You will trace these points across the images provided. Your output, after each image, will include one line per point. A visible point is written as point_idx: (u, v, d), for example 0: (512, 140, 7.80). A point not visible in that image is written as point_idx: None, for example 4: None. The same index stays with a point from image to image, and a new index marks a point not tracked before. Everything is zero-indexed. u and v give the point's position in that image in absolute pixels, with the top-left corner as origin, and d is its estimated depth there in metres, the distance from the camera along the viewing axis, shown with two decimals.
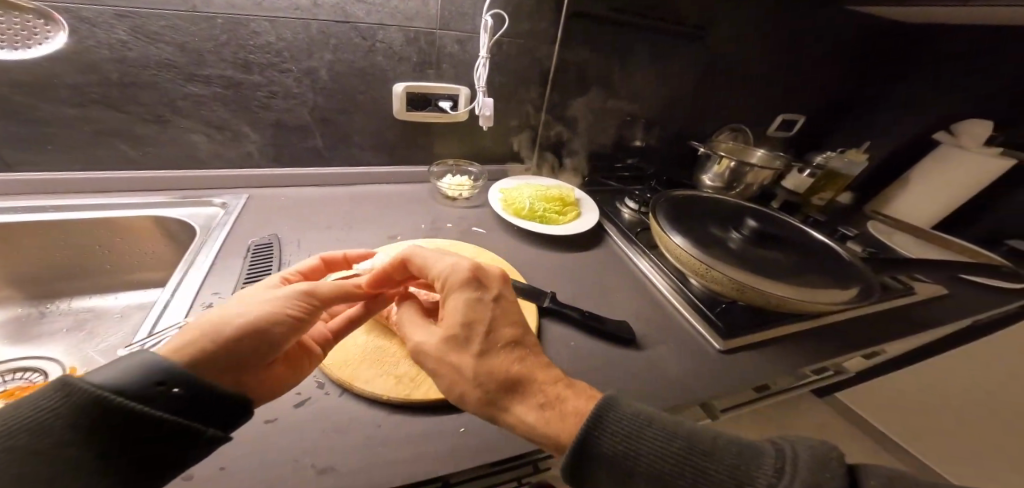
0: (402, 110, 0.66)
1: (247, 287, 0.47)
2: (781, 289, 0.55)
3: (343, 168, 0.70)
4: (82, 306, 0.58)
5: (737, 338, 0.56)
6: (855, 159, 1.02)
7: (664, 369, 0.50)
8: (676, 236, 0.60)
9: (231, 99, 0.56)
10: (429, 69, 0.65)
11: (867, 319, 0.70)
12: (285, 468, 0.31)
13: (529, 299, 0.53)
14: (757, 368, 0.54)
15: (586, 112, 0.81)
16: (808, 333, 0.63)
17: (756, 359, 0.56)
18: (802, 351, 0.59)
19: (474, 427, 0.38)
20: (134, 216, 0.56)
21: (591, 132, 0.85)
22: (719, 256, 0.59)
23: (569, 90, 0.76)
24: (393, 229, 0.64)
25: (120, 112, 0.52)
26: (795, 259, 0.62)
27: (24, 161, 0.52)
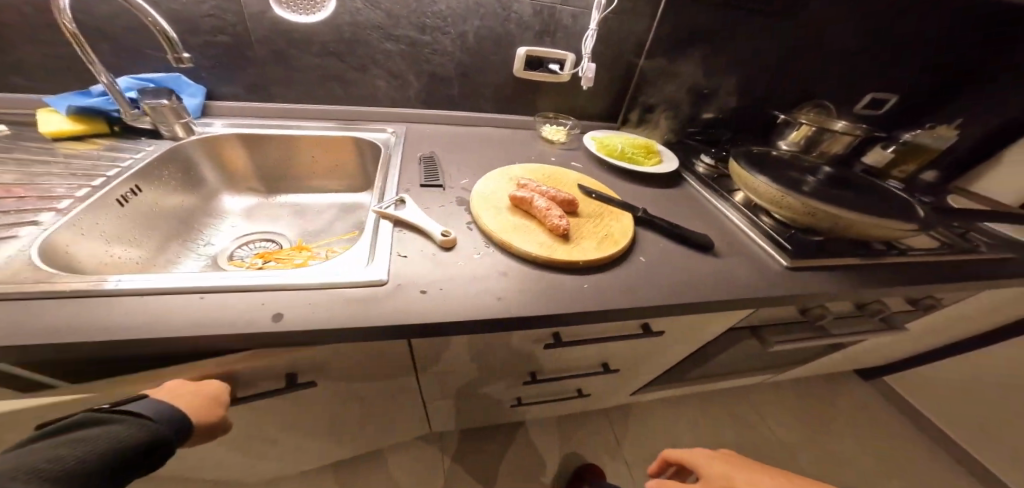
0: (520, 69, 0.83)
1: (426, 181, 0.68)
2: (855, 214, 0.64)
3: (472, 113, 0.90)
4: (295, 202, 0.84)
5: (807, 260, 0.65)
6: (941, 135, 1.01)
7: (735, 268, 0.63)
8: (754, 172, 0.71)
9: (409, 53, 0.77)
10: (546, 37, 0.81)
11: (953, 266, 0.73)
12: (478, 294, 0.51)
13: (625, 209, 0.67)
14: (820, 283, 0.63)
15: (675, 77, 0.92)
16: (881, 266, 0.69)
17: (825, 279, 0.64)
18: (862, 277, 0.66)
19: (592, 285, 0.55)
20: (338, 134, 0.80)
21: (675, 94, 0.95)
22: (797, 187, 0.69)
23: (660, 55, 0.88)
24: (511, 156, 0.82)
25: (341, 62, 0.75)
26: (864, 200, 0.70)
27: (279, 93, 0.78)
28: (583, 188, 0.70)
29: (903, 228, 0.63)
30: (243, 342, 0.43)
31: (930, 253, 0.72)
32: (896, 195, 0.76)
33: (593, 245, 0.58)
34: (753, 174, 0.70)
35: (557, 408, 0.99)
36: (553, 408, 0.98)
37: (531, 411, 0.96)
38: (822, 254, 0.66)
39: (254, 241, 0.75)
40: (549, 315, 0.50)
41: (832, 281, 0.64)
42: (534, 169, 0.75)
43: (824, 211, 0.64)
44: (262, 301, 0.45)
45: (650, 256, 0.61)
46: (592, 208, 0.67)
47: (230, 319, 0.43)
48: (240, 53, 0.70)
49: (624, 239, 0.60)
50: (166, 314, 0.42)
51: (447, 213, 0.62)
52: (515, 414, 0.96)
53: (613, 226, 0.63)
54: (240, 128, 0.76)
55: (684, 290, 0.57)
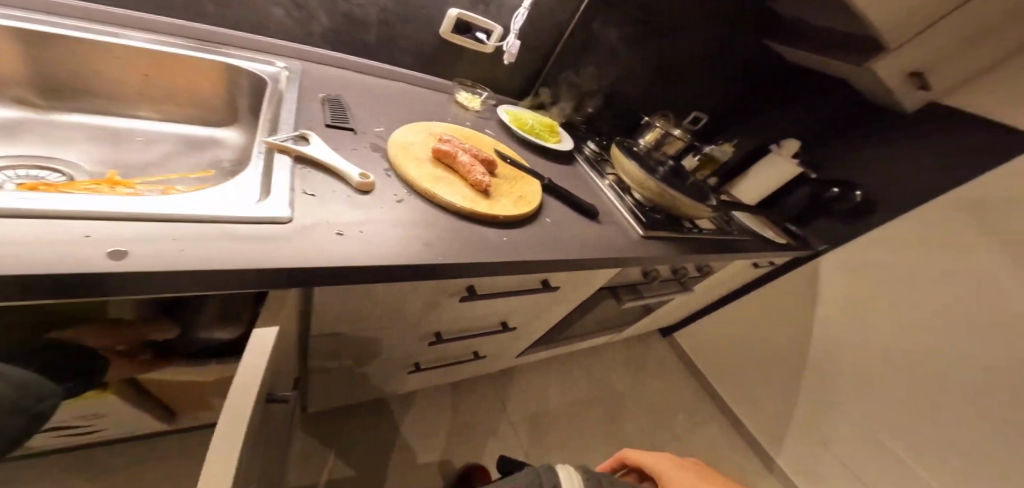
0: (447, 30, 0.81)
1: (333, 122, 0.60)
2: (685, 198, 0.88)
3: (385, 65, 0.83)
4: (93, 125, 0.60)
5: (653, 230, 0.85)
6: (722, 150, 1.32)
7: (610, 235, 0.79)
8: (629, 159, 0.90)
9: None
10: (480, 6, 0.81)
11: (732, 246, 1.09)
12: (400, 238, 0.49)
13: (535, 176, 0.75)
14: (661, 249, 0.85)
15: (578, 78, 1.05)
16: (698, 245, 0.98)
17: (665, 248, 0.86)
18: (683, 247, 0.92)
19: (507, 238, 0.60)
20: (204, 60, 0.62)
21: (576, 95, 1.09)
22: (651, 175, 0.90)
23: (569, 57, 1.00)
24: (431, 116, 0.81)
25: None
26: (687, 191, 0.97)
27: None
28: (500, 153, 0.75)
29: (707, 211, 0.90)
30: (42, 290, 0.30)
31: (715, 233, 1.05)
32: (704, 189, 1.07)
33: (510, 204, 0.63)
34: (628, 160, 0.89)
35: (454, 372, 1.03)
36: (450, 373, 1.01)
37: (428, 377, 0.97)
38: (664, 227, 0.88)
39: (18, 168, 0.51)
40: (474, 260, 0.53)
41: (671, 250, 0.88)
42: (451, 128, 0.75)
43: (667, 193, 0.85)
44: (87, 235, 0.33)
45: (551, 218, 0.71)
46: (506, 172, 0.72)
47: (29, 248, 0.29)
48: None
49: (535, 201, 0.68)
50: None
51: (362, 157, 0.57)
52: (413, 381, 0.95)
53: (525, 189, 0.69)
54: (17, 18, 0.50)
55: (579, 249, 0.68)
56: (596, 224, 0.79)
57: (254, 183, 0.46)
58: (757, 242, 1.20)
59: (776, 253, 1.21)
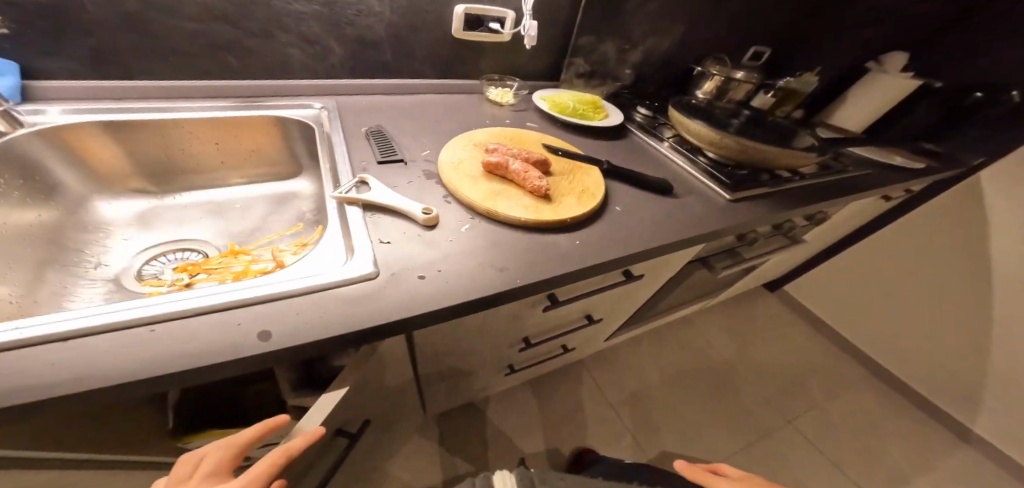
0: (460, 30, 0.77)
1: (384, 156, 0.59)
2: (778, 148, 0.73)
3: (412, 81, 0.81)
4: (206, 198, 0.67)
5: (742, 191, 0.73)
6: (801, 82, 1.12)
7: (694, 207, 0.69)
8: (693, 119, 0.77)
9: (325, 16, 0.64)
10: None
11: (847, 184, 0.89)
12: (476, 267, 0.47)
13: (592, 162, 0.68)
14: (758, 210, 0.73)
15: (616, 34, 0.91)
16: (801, 195, 0.82)
17: (761, 210, 0.73)
18: (784, 201, 0.78)
19: (583, 241, 0.55)
20: (253, 115, 0.64)
21: (618, 52, 0.95)
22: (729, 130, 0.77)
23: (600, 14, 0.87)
24: (467, 122, 0.77)
25: (230, 26, 0.59)
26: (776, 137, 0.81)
27: (161, 71, 0.60)
28: (549, 147, 0.69)
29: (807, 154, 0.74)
30: (181, 379, 0.33)
31: (822, 172, 0.87)
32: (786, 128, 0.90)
33: (575, 202, 0.58)
34: (692, 121, 0.76)
35: (543, 367, 1.03)
36: (539, 369, 1.02)
37: (519, 376, 0.98)
38: (756, 186, 0.75)
39: (169, 251, 0.60)
40: (552, 275, 0.49)
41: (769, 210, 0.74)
42: (496, 132, 0.71)
43: (753, 146, 0.71)
44: (237, 322, 0.36)
45: (624, 205, 0.64)
46: (561, 165, 0.66)
47: (196, 352, 0.33)
48: (72, 19, 0.51)
49: (599, 192, 0.61)
50: (97, 358, 0.31)
51: (418, 189, 0.56)
52: (505, 381, 0.97)
53: (586, 179, 0.63)
54: (93, 111, 0.56)
55: (661, 233, 0.61)
56: (674, 197, 0.69)
57: (338, 242, 0.47)
58: (882, 169, 0.97)
59: (911, 178, 0.97)
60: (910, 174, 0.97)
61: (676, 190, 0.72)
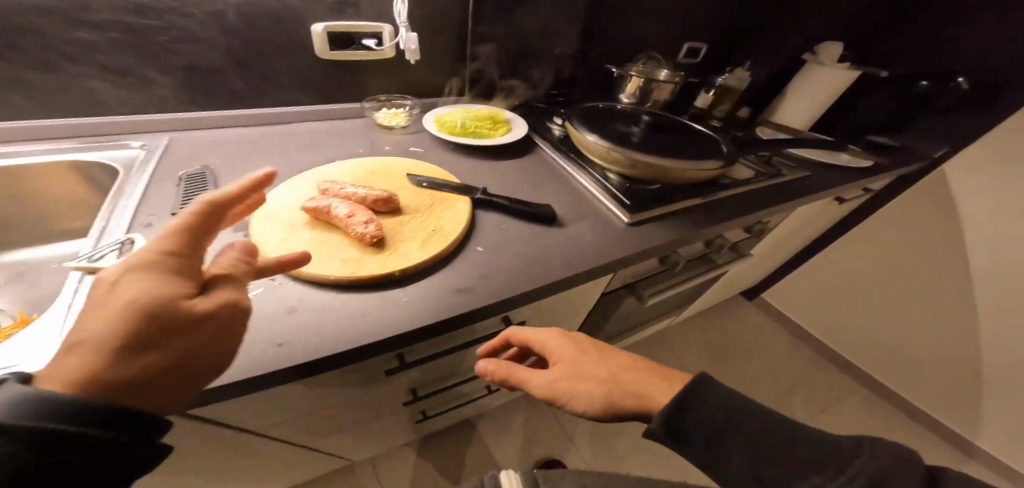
0: (325, 49, 0.68)
1: (183, 205, 0.50)
2: (682, 160, 0.61)
3: (278, 108, 0.72)
4: (14, 260, 0.57)
5: (646, 213, 0.62)
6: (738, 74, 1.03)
7: (583, 235, 0.58)
8: (589, 132, 0.65)
9: (131, 44, 0.55)
10: (348, 8, 0.67)
11: (784, 190, 0.78)
12: (243, 344, 0.37)
13: (462, 193, 0.58)
14: (666, 230, 0.62)
15: (513, 43, 0.83)
16: (726, 208, 0.71)
17: (671, 231, 0.63)
18: (701, 216, 0.68)
19: (414, 296, 0.45)
20: (48, 161, 0.55)
21: (521, 62, 0.87)
22: (631, 138, 0.64)
23: (491, 23, 0.79)
24: (332, 152, 0.67)
25: (4, 61, 0.51)
26: (696, 144, 0.67)
27: None
28: (414, 179, 0.59)
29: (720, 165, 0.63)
30: None
31: (753, 179, 0.77)
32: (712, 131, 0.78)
33: (417, 247, 0.48)
34: (587, 136, 0.64)
35: (471, 407, 0.93)
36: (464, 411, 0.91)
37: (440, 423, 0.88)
38: (661, 202, 0.64)
39: None
40: (355, 345, 0.39)
41: (682, 230, 0.63)
42: (355, 164, 0.61)
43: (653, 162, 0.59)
44: None
45: (490, 245, 0.53)
46: (421, 200, 0.56)
47: None
48: None
49: (456, 233, 0.51)
50: None
51: (212, 243, 0.46)
52: (424, 429, 0.87)
53: (443, 217, 0.53)
54: None
55: (530, 273, 0.50)
56: (560, 228, 0.59)
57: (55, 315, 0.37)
58: (824, 170, 0.87)
59: (857, 177, 0.87)
60: (855, 173, 0.88)
61: (566, 217, 0.61)
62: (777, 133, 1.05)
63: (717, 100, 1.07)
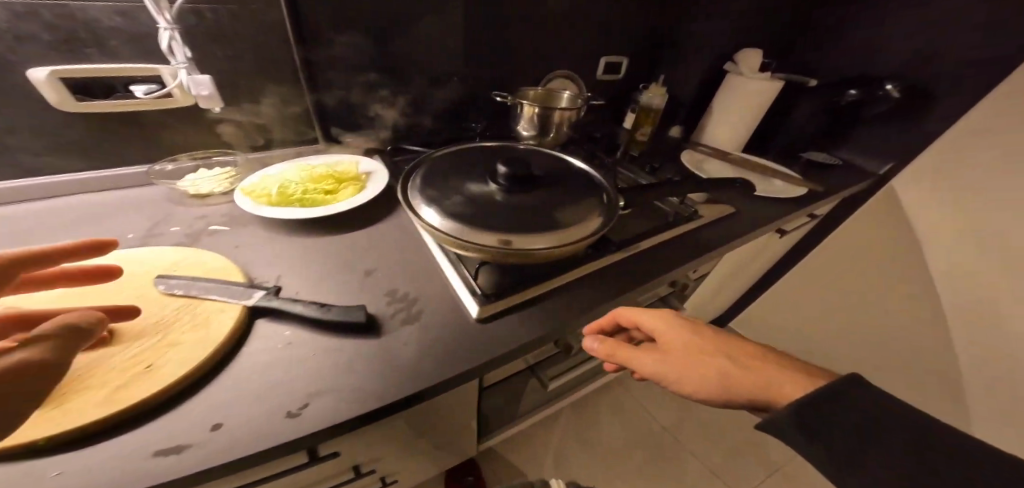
0: (64, 100, 0.48)
1: None
2: (537, 228, 0.45)
3: (25, 182, 0.53)
4: None
5: (506, 302, 0.47)
6: (653, 91, 0.91)
7: (404, 343, 0.42)
8: (421, 204, 0.46)
9: None
10: (87, 49, 0.48)
11: (707, 238, 0.64)
12: None
13: (236, 298, 0.42)
14: (530, 325, 0.47)
15: (366, 76, 0.67)
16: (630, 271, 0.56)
17: (547, 318, 0.48)
18: (590, 291, 0.52)
19: (64, 476, 0.28)
20: None
21: (385, 98, 0.71)
22: (472, 199, 0.47)
23: (327, 56, 0.62)
24: (84, 241, 0.49)
25: None
26: (568, 194, 0.51)
27: None
28: (163, 282, 0.42)
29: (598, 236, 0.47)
30: None
31: (663, 230, 0.62)
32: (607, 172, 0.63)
33: (97, 399, 0.31)
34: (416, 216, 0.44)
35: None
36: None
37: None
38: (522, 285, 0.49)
39: None
40: None
41: (563, 314, 0.49)
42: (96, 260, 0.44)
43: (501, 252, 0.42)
44: None
45: (250, 377, 0.37)
46: (161, 317, 0.39)
47: None
48: None
49: (184, 370, 0.34)
50: None
51: None
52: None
53: (184, 343, 0.37)
54: None
55: (295, 416, 0.34)
56: (371, 337, 0.43)
57: None
58: (752, 205, 0.75)
59: (790, 210, 0.75)
60: (787, 207, 0.76)
61: (388, 316, 0.45)
62: (705, 160, 0.93)
63: (639, 123, 0.94)
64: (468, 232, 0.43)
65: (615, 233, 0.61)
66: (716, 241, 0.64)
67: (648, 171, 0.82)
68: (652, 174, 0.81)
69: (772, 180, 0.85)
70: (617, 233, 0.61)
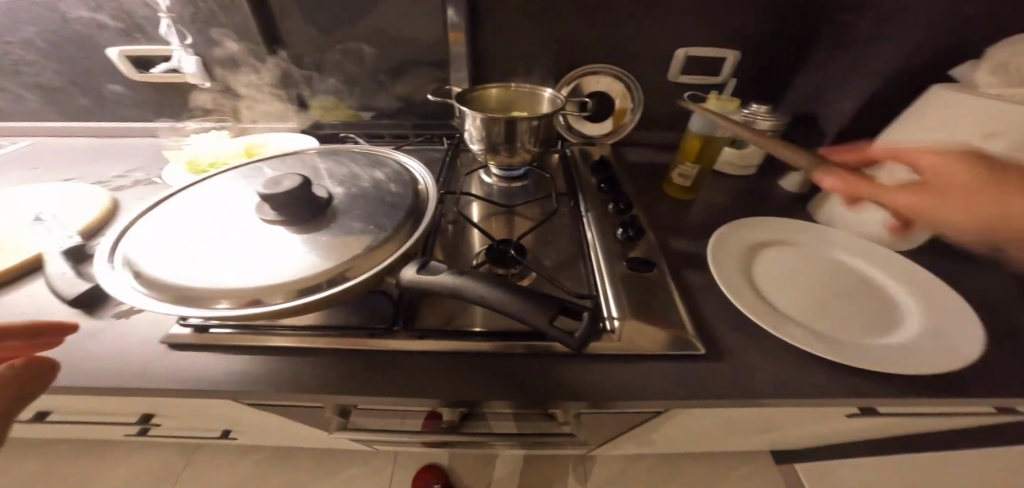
0: (133, 73, 0.66)
1: None
2: (216, 276, 0.33)
3: (99, 123, 0.73)
4: None
5: (215, 337, 0.39)
6: (727, 113, 0.50)
7: (85, 334, 0.39)
8: (157, 211, 0.41)
9: None
10: (135, 33, 0.63)
11: (607, 369, 0.39)
12: None
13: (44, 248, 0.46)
14: (217, 371, 0.37)
15: (351, 70, 0.70)
16: (426, 368, 0.39)
17: (252, 378, 0.37)
18: (340, 363, 0.39)
19: None
20: None
21: (368, 91, 0.73)
22: (189, 230, 0.38)
23: (316, 50, 0.67)
24: (84, 172, 0.64)
25: None
26: (329, 240, 0.37)
27: None
28: (37, 219, 0.51)
29: (282, 305, 0.32)
30: None
31: (513, 339, 0.41)
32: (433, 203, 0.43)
33: None
34: (127, 225, 0.40)
35: (230, 455, 0.90)
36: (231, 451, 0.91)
37: (217, 465, 0.89)
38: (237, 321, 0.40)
39: None
40: None
41: (278, 385, 0.36)
42: (47, 191, 0.58)
43: (134, 286, 0.33)
44: None
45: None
46: (8, 240, 0.48)
47: None
48: None
49: None
50: None
51: None
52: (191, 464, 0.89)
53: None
54: None
55: None
56: (86, 315, 0.41)
57: None
58: (761, 352, 0.42)
59: (851, 401, 0.38)
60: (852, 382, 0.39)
61: (117, 299, 0.42)
62: (775, 246, 0.54)
63: (684, 156, 0.57)
64: (136, 271, 0.34)
65: (455, 316, 0.43)
66: (606, 388, 0.38)
67: (620, 243, 0.50)
68: (623, 250, 0.50)
69: (891, 331, 0.43)
70: (459, 313, 0.44)
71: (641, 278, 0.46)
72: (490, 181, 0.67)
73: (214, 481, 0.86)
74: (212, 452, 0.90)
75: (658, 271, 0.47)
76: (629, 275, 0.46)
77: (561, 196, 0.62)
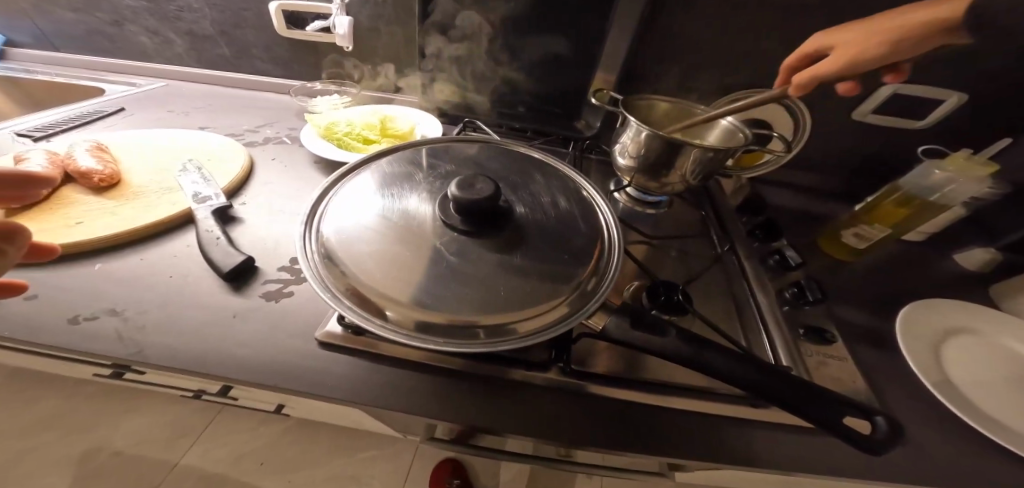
0: (282, 28, 0.67)
1: (31, 130, 0.58)
2: (412, 289, 0.32)
3: (237, 74, 0.77)
4: None
5: (364, 340, 0.38)
6: (963, 180, 0.47)
7: (231, 316, 0.39)
8: (334, 191, 0.41)
9: (153, 10, 0.70)
10: None
11: (767, 452, 0.36)
12: None
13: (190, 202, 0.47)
14: (369, 378, 0.37)
15: (490, 56, 0.67)
16: (575, 416, 0.37)
17: (405, 391, 0.37)
18: (486, 392, 0.38)
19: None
20: (91, 83, 0.75)
21: (497, 81, 0.70)
22: (377, 223, 0.37)
23: (461, 29, 0.64)
24: (217, 122, 0.66)
25: (91, 14, 0.73)
26: (516, 260, 0.35)
27: (64, 44, 0.79)
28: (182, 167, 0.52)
29: (476, 340, 0.30)
30: None
31: (660, 392, 0.38)
32: (608, 236, 0.40)
33: (53, 226, 0.42)
34: (313, 201, 0.40)
35: (254, 419, 0.90)
36: (252, 418, 0.90)
37: (245, 426, 0.89)
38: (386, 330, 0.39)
39: None
40: None
41: (428, 403, 0.36)
42: (186, 137, 0.59)
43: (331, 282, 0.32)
44: None
45: (149, 259, 0.43)
46: (158, 187, 0.50)
47: None
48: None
49: (107, 232, 0.42)
50: None
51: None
52: (215, 425, 0.88)
53: (123, 215, 0.45)
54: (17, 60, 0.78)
55: (117, 314, 0.37)
56: (232, 290, 0.41)
57: None
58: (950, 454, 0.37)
59: None
60: None
61: (265, 279, 0.43)
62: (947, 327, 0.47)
63: (876, 219, 0.52)
64: (329, 264, 0.33)
65: (591, 356, 0.41)
66: (776, 458, 0.36)
67: (786, 302, 0.45)
68: (790, 311, 0.45)
69: None
70: (593, 356, 0.41)
71: (814, 349, 0.41)
72: (617, 197, 0.61)
73: (258, 431, 0.89)
74: (240, 415, 0.90)
75: (834, 341, 0.42)
76: (802, 344, 0.41)
77: (703, 235, 0.55)
